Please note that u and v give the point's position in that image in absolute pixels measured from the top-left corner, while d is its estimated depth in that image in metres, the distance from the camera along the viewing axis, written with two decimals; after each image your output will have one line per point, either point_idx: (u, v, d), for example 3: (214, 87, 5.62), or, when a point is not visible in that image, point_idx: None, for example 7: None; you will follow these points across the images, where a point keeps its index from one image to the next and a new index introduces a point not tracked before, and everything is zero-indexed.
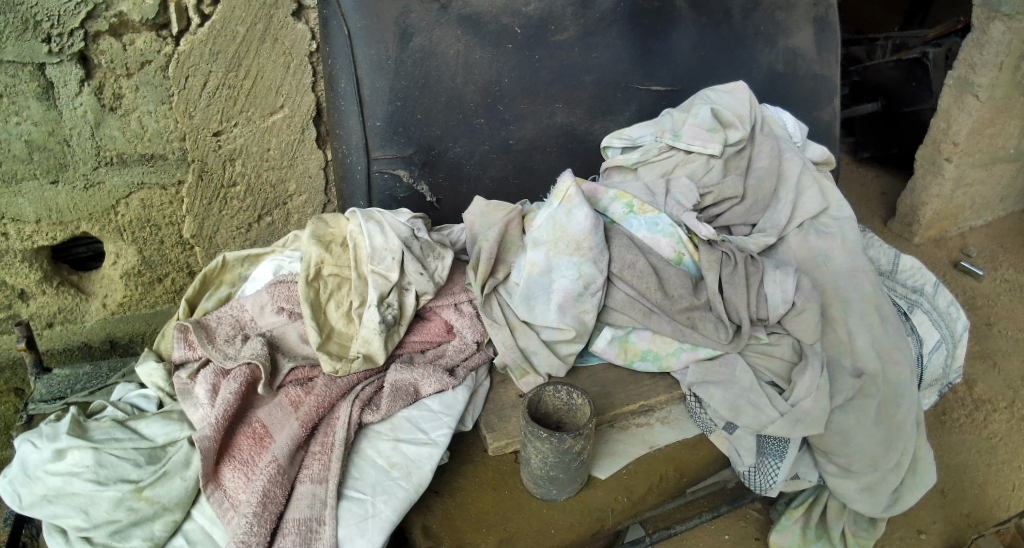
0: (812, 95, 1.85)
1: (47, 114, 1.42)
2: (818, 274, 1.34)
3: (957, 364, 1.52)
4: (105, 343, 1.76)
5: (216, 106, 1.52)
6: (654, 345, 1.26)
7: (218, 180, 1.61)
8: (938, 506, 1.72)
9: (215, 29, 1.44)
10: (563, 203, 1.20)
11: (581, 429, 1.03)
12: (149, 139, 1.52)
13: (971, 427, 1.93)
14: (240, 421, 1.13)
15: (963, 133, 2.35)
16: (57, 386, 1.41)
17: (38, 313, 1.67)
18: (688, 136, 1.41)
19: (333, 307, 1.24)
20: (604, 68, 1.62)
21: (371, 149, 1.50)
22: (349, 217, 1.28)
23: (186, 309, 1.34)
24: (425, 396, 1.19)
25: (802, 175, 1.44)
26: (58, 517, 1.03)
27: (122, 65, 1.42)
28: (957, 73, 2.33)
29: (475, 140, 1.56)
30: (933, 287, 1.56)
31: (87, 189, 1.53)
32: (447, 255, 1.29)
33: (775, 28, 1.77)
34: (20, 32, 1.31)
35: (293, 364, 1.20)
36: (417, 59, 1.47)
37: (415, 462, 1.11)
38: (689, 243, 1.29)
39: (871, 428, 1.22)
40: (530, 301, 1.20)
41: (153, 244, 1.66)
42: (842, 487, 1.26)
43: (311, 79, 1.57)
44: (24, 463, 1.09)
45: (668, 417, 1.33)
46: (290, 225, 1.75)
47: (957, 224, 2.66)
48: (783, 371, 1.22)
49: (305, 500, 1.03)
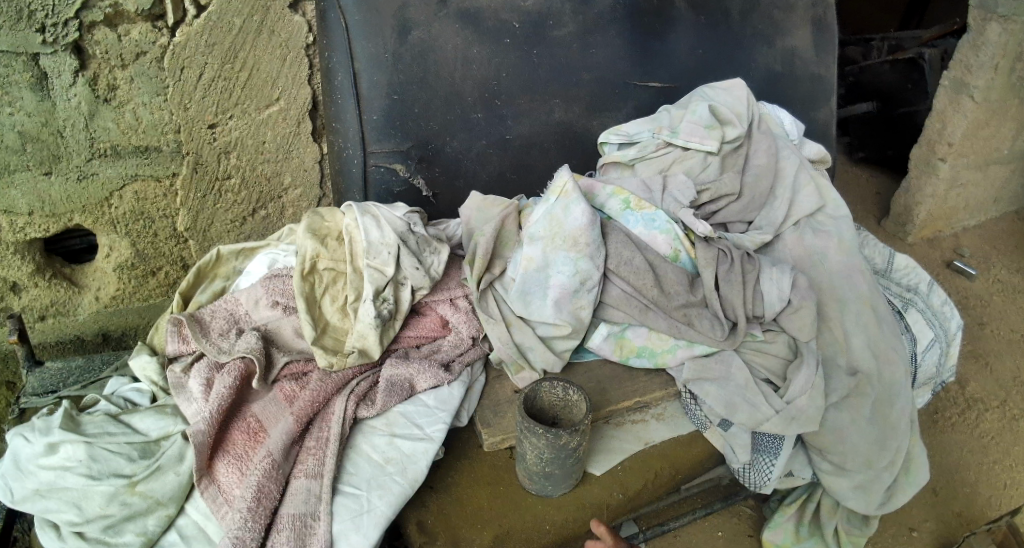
0: (809, 94, 1.84)
1: (40, 105, 1.41)
2: (813, 273, 1.34)
3: (951, 363, 1.53)
4: (98, 336, 1.75)
5: (212, 97, 1.51)
6: (649, 341, 1.25)
7: (212, 173, 1.60)
8: (930, 504, 1.73)
9: (212, 21, 1.42)
10: (560, 199, 1.21)
11: (577, 425, 1.03)
12: (144, 131, 1.51)
13: (963, 426, 1.94)
14: (234, 415, 1.12)
15: (958, 134, 2.35)
16: (50, 379, 1.41)
17: (31, 306, 1.66)
18: (685, 133, 1.41)
19: (328, 302, 1.22)
20: (602, 67, 1.62)
21: (367, 144, 1.49)
22: (346, 211, 1.27)
23: (181, 302, 1.33)
24: (421, 391, 1.19)
25: (798, 173, 1.44)
26: (50, 512, 1.02)
27: (117, 56, 1.40)
28: (954, 74, 2.33)
29: (472, 136, 1.55)
30: (927, 287, 1.57)
31: (81, 181, 1.52)
32: (443, 250, 1.28)
33: (773, 27, 1.76)
34: (14, 22, 1.30)
35: (288, 358, 1.20)
36: (415, 54, 1.46)
37: (411, 457, 1.11)
38: (685, 240, 1.29)
39: (864, 427, 1.22)
40: (526, 297, 1.19)
41: (148, 238, 1.65)
42: (835, 485, 1.27)
43: (308, 72, 1.56)
44: (15, 457, 1.09)
45: (663, 413, 1.34)
46: (286, 219, 1.74)
47: (951, 225, 2.67)
48: (778, 369, 1.22)
49: (300, 495, 1.03)
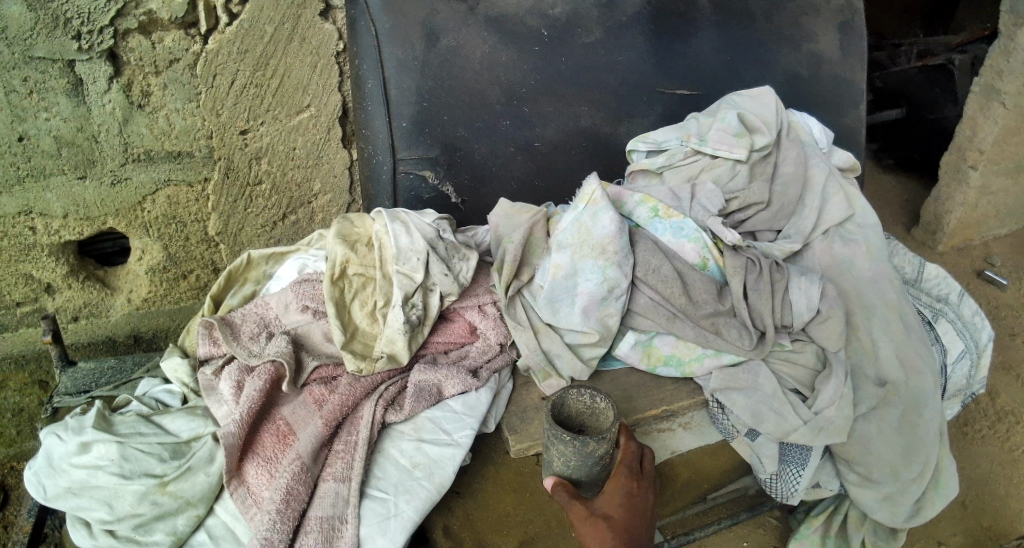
0: (834, 98, 1.80)
1: (75, 111, 1.44)
2: (842, 281, 1.33)
3: (981, 375, 1.51)
4: (129, 338, 1.80)
5: (244, 104, 1.53)
6: (677, 350, 1.25)
7: (243, 178, 1.62)
8: (958, 517, 1.71)
9: (244, 29, 1.44)
10: (588, 207, 1.21)
11: (605, 432, 1.01)
12: (176, 136, 1.53)
13: (993, 439, 1.91)
14: (264, 418, 1.14)
15: (988, 140, 2.31)
16: (83, 379, 1.44)
17: (64, 307, 1.70)
18: (713, 141, 1.40)
19: (358, 307, 1.24)
20: (629, 73, 1.62)
21: (396, 150, 1.50)
22: (375, 217, 1.28)
23: (212, 305, 1.36)
24: (449, 397, 1.19)
25: (828, 181, 1.42)
26: (82, 510, 1.05)
27: (151, 63, 1.43)
28: (984, 79, 2.29)
29: (499, 142, 1.55)
30: (958, 297, 1.54)
31: (114, 185, 1.55)
32: (472, 257, 1.29)
33: (799, 32, 1.75)
34: (51, 29, 1.33)
35: (317, 362, 1.21)
36: (443, 60, 1.48)
37: (438, 463, 1.12)
38: (714, 249, 1.28)
39: (891, 437, 1.21)
40: (554, 305, 1.19)
41: (179, 242, 1.67)
42: (861, 496, 1.25)
43: (338, 78, 1.58)
44: (49, 456, 1.11)
45: (690, 422, 1.31)
46: (315, 224, 1.76)
47: (981, 233, 2.63)
48: (805, 379, 1.22)
49: (329, 498, 1.05)
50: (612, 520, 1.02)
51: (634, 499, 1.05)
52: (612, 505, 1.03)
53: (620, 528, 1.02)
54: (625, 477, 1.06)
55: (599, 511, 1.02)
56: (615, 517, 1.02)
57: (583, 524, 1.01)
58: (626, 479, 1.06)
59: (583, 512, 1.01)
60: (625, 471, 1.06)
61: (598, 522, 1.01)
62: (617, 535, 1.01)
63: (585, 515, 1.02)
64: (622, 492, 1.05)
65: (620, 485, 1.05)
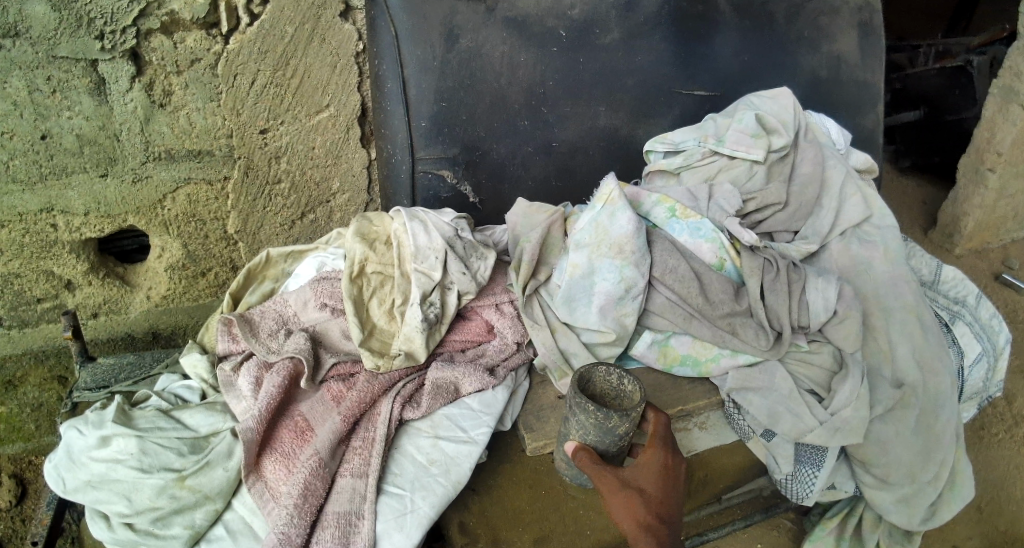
0: (854, 101, 1.81)
1: (98, 109, 1.46)
2: (859, 283, 1.32)
3: (998, 378, 1.50)
4: (148, 334, 1.83)
5: (264, 103, 1.55)
6: (693, 349, 1.25)
7: (263, 176, 1.64)
8: (974, 521, 1.71)
9: (265, 29, 1.46)
10: (606, 206, 1.22)
11: (628, 411, 0.98)
12: (197, 135, 1.55)
13: (1012, 442, 1.90)
14: (283, 413, 1.15)
15: (1007, 142, 2.29)
16: (102, 374, 1.45)
17: (84, 304, 1.73)
18: (731, 141, 1.41)
19: (376, 305, 1.24)
20: (648, 73, 1.62)
21: (415, 149, 1.51)
22: (395, 216, 1.30)
23: (231, 302, 1.37)
24: (466, 394, 1.20)
25: (845, 182, 1.42)
26: (102, 503, 1.06)
27: (172, 62, 1.45)
28: (1003, 81, 2.27)
29: (518, 141, 1.56)
30: (975, 299, 1.53)
31: (135, 183, 1.57)
32: (489, 256, 1.30)
33: (819, 33, 1.75)
34: (75, 29, 1.35)
35: (335, 359, 1.22)
36: (462, 59, 1.49)
37: (454, 459, 1.13)
38: (731, 249, 1.28)
39: (909, 439, 1.20)
40: (571, 303, 1.20)
41: (198, 239, 1.69)
42: (877, 499, 1.25)
43: (356, 78, 1.59)
44: (69, 449, 1.13)
45: (706, 422, 1.30)
46: (333, 223, 1.78)
47: (999, 236, 2.61)
48: (822, 380, 1.21)
49: (346, 494, 1.06)
50: (645, 493, 1.02)
51: (668, 473, 1.04)
52: (645, 479, 1.03)
53: (654, 502, 1.01)
54: (660, 449, 1.05)
55: (632, 483, 1.02)
56: (648, 491, 1.02)
57: (614, 495, 1.00)
58: (662, 452, 1.05)
59: (616, 486, 1.00)
60: (659, 444, 1.05)
61: (632, 495, 1.00)
62: (649, 508, 1.01)
63: (617, 488, 1.00)
64: (657, 465, 1.04)
65: (654, 459, 1.04)
